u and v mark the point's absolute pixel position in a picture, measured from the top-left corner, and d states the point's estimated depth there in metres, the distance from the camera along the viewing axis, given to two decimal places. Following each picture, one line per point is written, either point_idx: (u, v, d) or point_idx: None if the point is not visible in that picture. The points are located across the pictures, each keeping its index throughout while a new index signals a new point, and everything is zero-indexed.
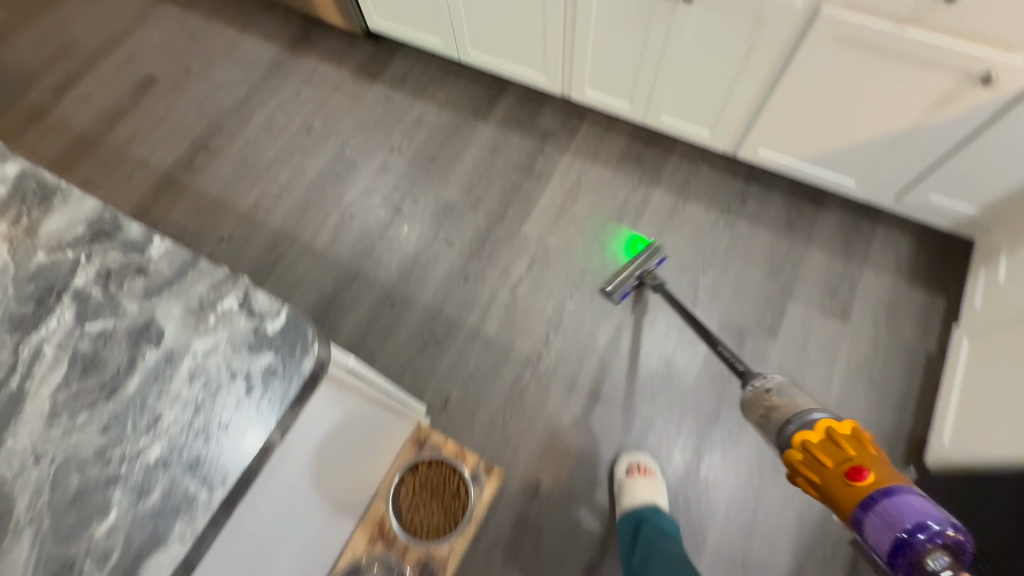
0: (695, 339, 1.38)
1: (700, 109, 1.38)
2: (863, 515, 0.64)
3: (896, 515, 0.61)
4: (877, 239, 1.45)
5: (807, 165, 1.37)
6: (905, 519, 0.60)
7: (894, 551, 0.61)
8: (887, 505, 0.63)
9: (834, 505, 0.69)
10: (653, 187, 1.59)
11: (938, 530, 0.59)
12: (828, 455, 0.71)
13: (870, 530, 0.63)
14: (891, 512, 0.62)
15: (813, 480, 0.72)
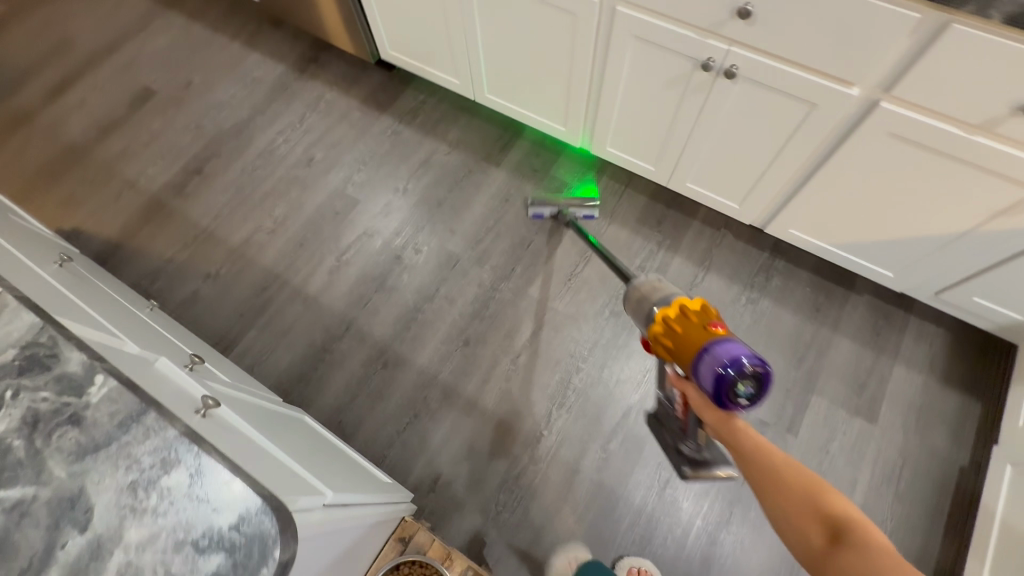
0: None
1: (731, 182, 1.28)
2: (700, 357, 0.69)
3: (720, 356, 0.67)
4: (910, 331, 1.36)
5: (841, 251, 1.27)
6: (726, 357, 0.66)
7: (717, 385, 0.66)
8: (713, 349, 0.68)
9: (678, 363, 0.74)
10: (672, 254, 1.49)
11: (752, 365, 0.65)
12: (678, 320, 0.76)
13: (700, 378, 0.69)
14: (719, 353, 0.67)
15: (666, 338, 0.76)
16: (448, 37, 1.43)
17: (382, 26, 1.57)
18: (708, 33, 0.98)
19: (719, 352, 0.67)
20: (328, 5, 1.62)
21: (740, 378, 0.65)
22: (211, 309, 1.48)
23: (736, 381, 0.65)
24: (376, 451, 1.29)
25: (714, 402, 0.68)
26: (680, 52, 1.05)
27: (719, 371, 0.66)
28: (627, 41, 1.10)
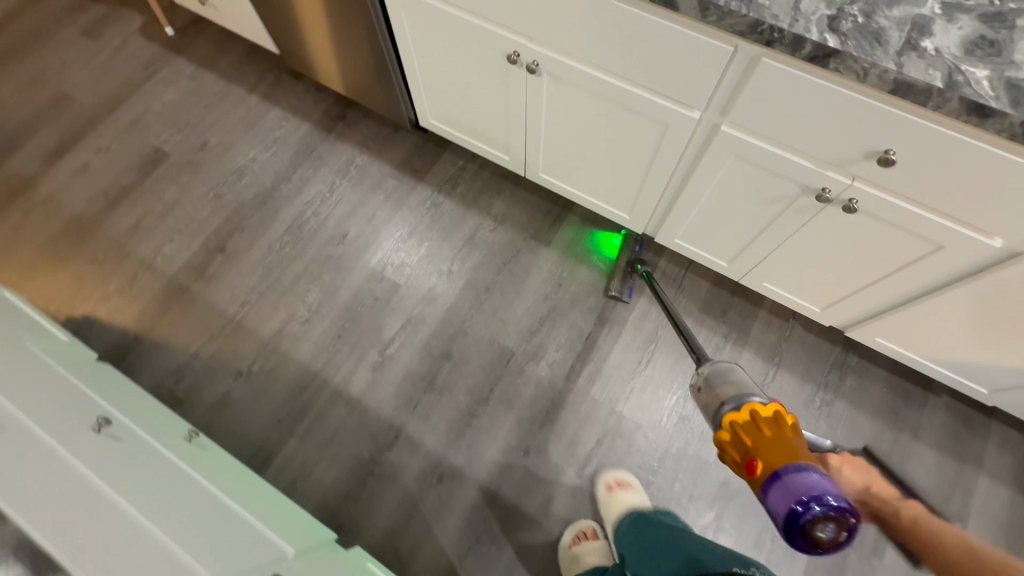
0: (792, 552, 1.21)
1: (816, 289, 1.20)
2: (768, 491, 0.63)
3: (798, 491, 0.60)
4: (993, 437, 1.30)
5: (931, 363, 1.20)
6: (806, 492, 0.60)
7: (790, 524, 0.60)
8: (792, 478, 0.61)
9: (745, 484, 0.68)
10: (740, 348, 1.41)
11: (837, 510, 0.59)
12: (748, 429, 0.70)
13: (773, 510, 0.62)
14: (800, 485, 0.60)
15: (729, 456, 0.72)
16: (503, 119, 1.30)
17: (424, 97, 1.43)
18: (829, 166, 0.88)
19: (801, 488, 0.60)
20: (363, 70, 1.48)
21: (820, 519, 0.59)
22: (246, 414, 1.36)
23: (818, 521, 0.59)
24: None
25: (786, 538, 0.61)
26: (790, 177, 0.94)
27: (798, 509, 0.59)
28: (723, 157, 1.00)
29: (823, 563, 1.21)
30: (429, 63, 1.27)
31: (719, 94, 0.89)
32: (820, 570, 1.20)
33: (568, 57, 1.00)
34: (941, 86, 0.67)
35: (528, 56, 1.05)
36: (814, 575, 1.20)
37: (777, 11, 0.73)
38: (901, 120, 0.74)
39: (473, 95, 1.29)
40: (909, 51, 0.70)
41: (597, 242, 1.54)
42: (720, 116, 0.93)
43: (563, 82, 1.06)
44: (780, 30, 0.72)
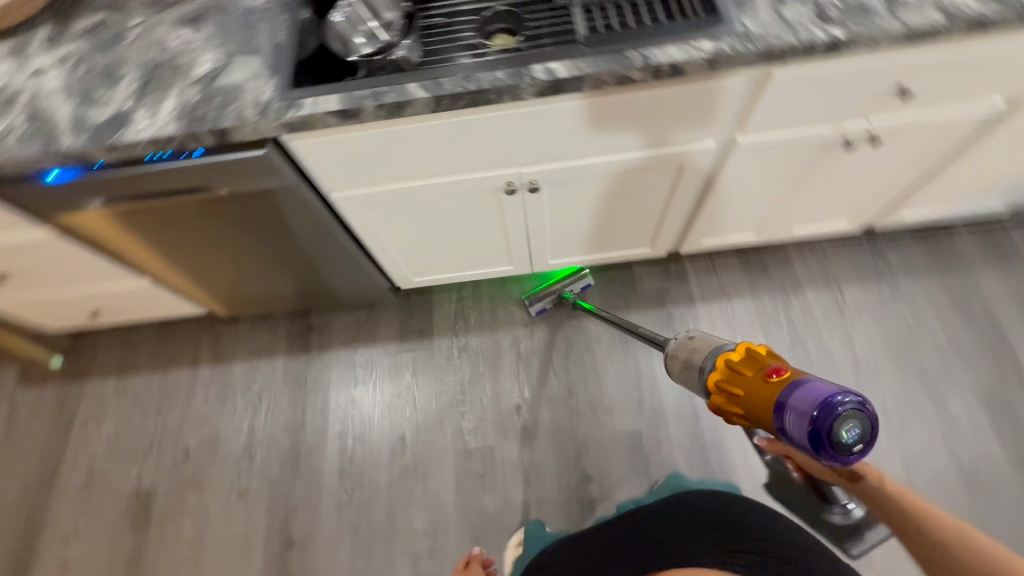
0: (974, 427, 1.28)
1: (843, 210, 1.27)
2: (780, 413, 0.54)
3: (806, 400, 0.52)
4: (1013, 231, 1.48)
5: (957, 208, 1.32)
6: (816, 395, 0.51)
7: (812, 439, 0.51)
8: (799, 389, 0.53)
9: (753, 419, 0.60)
10: (801, 292, 1.47)
11: (853, 403, 0.50)
12: (742, 368, 0.62)
13: (790, 430, 0.53)
14: (810, 391, 0.52)
15: (730, 399, 0.63)
16: (501, 241, 1.24)
17: (402, 265, 1.32)
18: (847, 119, 0.93)
19: (810, 393, 0.52)
20: (321, 278, 1.33)
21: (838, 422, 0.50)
22: None
23: (838, 428, 0.50)
24: None
25: (819, 459, 0.51)
26: (812, 145, 0.99)
27: (810, 417, 0.50)
28: (744, 162, 1.02)
29: (1000, 416, 1.29)
30: (404, 236, 1.17)
31: (731, 117, 0.90)
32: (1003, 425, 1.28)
33: (566, 160, 0.97)
34: (944, 20, 0.74)
35: (523, 180, 1.01)
36: (1003, 432, 1.28)
37: (778, 33, 0.75)
38: (909, 58, 0.80)
39: (461, 238, 1.21)
40: (897, 6, 0.75)
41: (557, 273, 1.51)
42: (733, 132, 0.95)
43: (566, 181, 1.03)
44: (791, 46, 0.75)
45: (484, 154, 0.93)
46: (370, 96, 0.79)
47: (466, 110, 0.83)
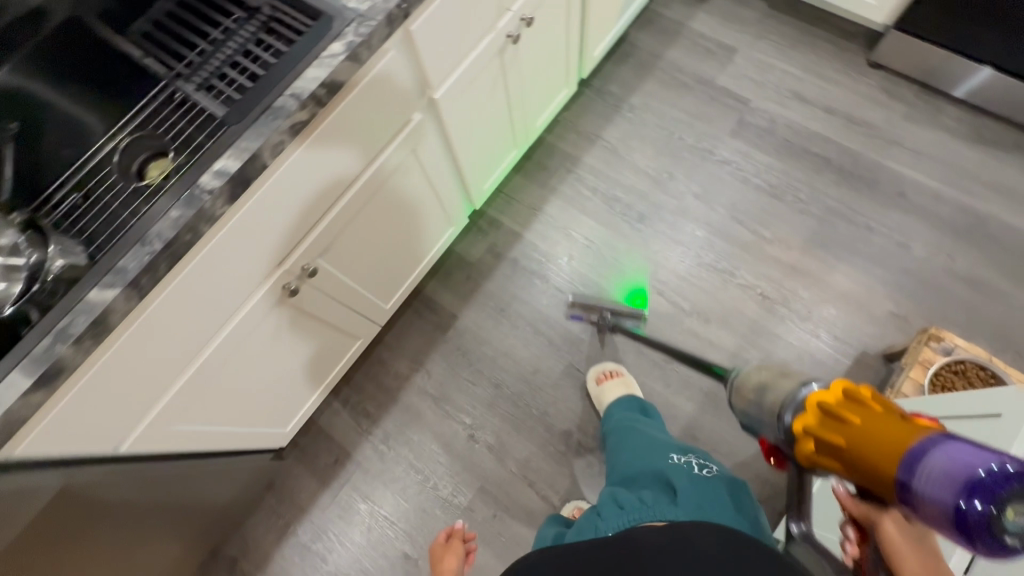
0: (748, 157, 1.54)
1: (553, 83, 1.38)
2: (908, 472, 0.44)
3: (947, 462, 0.41)
4: (662, 10, 1.75)
5: (617, 21, 1.54)
6: (953, 481, 0.40)
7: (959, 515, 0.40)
8: (927, 461, 0.42)
9: (865, 475, 0.48)
10: (580, 162, 1.59)
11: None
12: (834, 424, 0.52)
13: (918, 495, 0.43)
14: (943, 466, 0.41)
15: (828, 451, 0.52)
16: (331, 330, 1.14)
17: (265, 429, 1.15)
18: (497, 21, 0.99)
19: (940, 471, 0.41)
20: (197, 513, 1.11)
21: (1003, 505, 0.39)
22: None
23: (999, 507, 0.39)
24: None
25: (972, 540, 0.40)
26: (490, 57, 1.04)
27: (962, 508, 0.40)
28: (454, 109, 1.04)
29: (755, 136, 1.56)
30: (239, 406, 1.02)
31: (414, 86, 0.90)
32: (760, 140, 1.55)
33: (318, 223, 0.91)
34: None
35: (296, 271, 0.92)
36: (764, 144, 1.55)
37: None
38: None
39: (294, 360, 1.09)
40: None
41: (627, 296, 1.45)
42: (426, 96, 0.95)
43: (333, 240, 0.96)
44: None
45: (241, 281, 0.82)
46: (57, 339, 0.62)
47: (185, 259, 0.71)
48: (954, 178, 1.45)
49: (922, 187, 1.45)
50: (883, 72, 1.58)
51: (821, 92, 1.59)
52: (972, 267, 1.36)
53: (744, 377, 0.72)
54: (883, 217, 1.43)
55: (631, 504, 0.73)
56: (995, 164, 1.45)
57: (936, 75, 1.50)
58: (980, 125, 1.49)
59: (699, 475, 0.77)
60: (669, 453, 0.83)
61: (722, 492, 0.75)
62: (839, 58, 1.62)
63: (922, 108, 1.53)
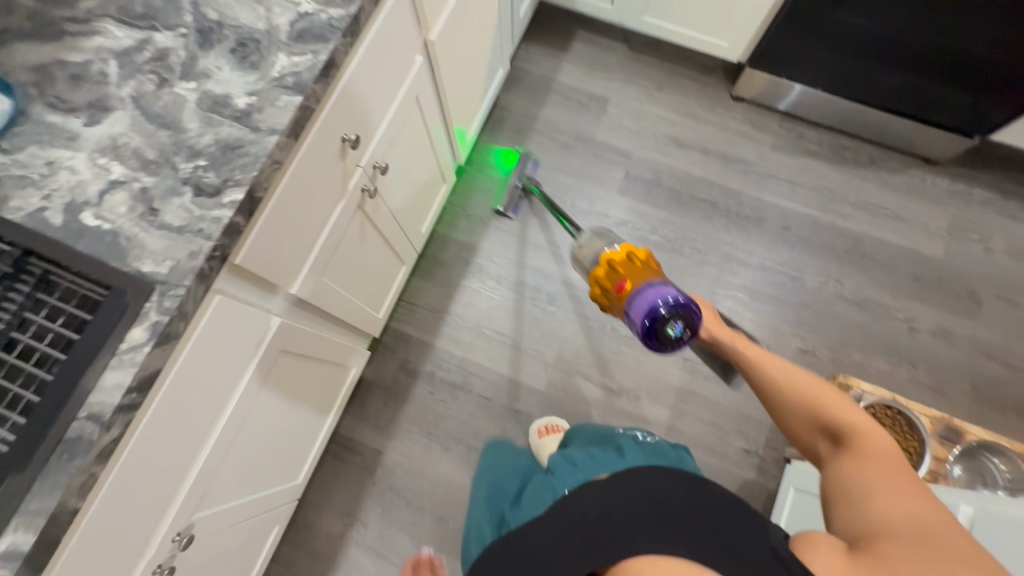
0: (641, 214, 1.54)
1: (430, 190, 1.27)
2: (629, 308, 0.81)
3: (647, 301, 0.78)
4: (528, 66, 1.68)
5: (484, 97, 1.44)
6: (643, 311, 0.78)
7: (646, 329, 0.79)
8: (638, 300, 0.79)
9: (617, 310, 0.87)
10: (477, 249, 1.51)
11: (676, 307, 0.76)
12: (606, 272, 0.88)
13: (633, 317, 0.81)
14: (644, 302, 0.78)
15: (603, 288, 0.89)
16: (234, 553, 0.97)
17: None
18: (346, 186, 0.86)
19: (644, 303, 0.79)
20: None
21: (666, 318, 0.77)
22: None
23: (665, 322, 0.77)
24: None
25: (647, 341, 0.80)
26: (347, 219, 0.91)
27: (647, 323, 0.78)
28: (317, 286, 0.90)
29: (643, 190, 1.56)
30: None
31: (257, 298, 0.76)
32: (649, 193, 1.56)
33: (179, 486, 0.73)
34: (303, 96, 0.65)
35: (166, 549, 0.75)
36: (653, 197, 1.55)
37: (186, 247, 0.60)
38: (322, 128, 0.72)
39: None
40: (254, 114, 0.64)
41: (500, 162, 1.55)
42: (279, 294, 0.81)
43: (207, 488, 0.80)
44: (216, 246, 0.60)
45: None
46: None
47: None
48: (825, 202, 1.53)
49: (799, 217, 1.52)
50: (747, 105, 1.63)
51: (695, 133, 1.61)
52: (856, 287, 1.45)
53: (580, 240, 1.13)
54: (772, 253, 1.50)
55: (578, 461, 0.63)
56: (855, 182, 1.55)
57: (794, 103, 1.56)
58: (838, 145, 1.59)
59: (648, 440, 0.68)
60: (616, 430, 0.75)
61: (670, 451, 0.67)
62: (706, 95, 1.64)
63: (787, 135, 1.60)
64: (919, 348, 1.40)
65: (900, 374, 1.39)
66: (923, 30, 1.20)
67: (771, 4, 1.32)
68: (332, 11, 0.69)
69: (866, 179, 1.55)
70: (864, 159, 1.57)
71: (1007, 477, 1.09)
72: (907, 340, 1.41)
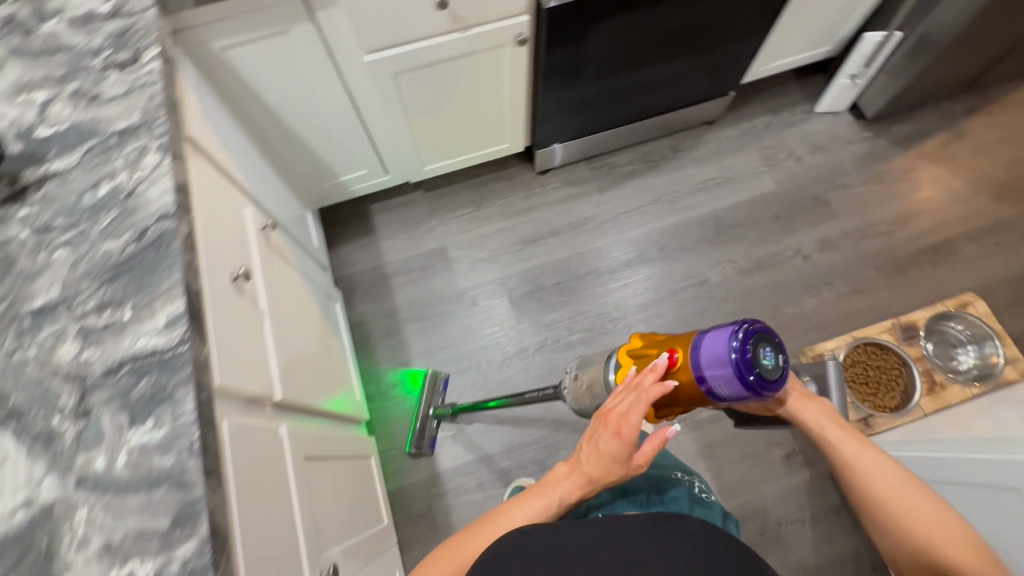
0: (549, 326, 1.49)
1: (365, 485, 1.08)
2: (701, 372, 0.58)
3: (716, 345, 0.56)
4: (351, 270, 1.55)
5: (344, 342, 1.28)
6: (721, 355, 0.56)
7: (739, 372, 0.54)
8: (705, 354, 0.57)
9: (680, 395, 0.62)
10: (441, 474, 1.35)
11: (751, 330, 0.56)
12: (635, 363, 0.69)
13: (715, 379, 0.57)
14: (713, 351, 0.56)
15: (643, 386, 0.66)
16: None
17: None
18: None
19: (713, 350, 0.56)
20: None
21: (751, 349, 0.55)
22: None
23: (756, 357, 0.55)
24: (814, 517, 1.30)
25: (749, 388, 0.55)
26: None
27: (703, 384, 0.58)
28: None
29: (533, 304, 1.52)
30: None
31: None
32: (541, 303, 1.52)
33: None
34: None
35: None
36: (547, 303, 1.52)
37: None
38: None
39: None
40: None
41: (408, 385, 1.44)
42: None
43: None
44: None
45: None
46: None
47: None
48: (671, 207, 1.62)
49: (664, 232, 1.60)
50: (554, 172, 1.67)
51: (535, 224, 1.60)
52: (743, 257, 1.56)
53: (572, 384, 0.88)
54: (669, 277, 1.54)
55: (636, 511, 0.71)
56: (677, 175, 1.66)
57: (589, 150, 1.63)
58: (643, 155, 1.69)
59: (702, 497, 0.75)
60: (678, 471, 0.82)
61: (706, 505, 0.74)
62: (517, 186, 1.65)
63: (602, 174, 1.67)
64: (820, 267, 1.55)
65: (824, 299, 1.52)
66: (651, 54, 1.30)
67: (524, 99, 1.34)
68: (180, 546, 0.50)
69: (682, 167, 1.67)
70: (668, 153, 1.69)
71: (968, 332, 1.28)
72: (806, 269, 1.55)
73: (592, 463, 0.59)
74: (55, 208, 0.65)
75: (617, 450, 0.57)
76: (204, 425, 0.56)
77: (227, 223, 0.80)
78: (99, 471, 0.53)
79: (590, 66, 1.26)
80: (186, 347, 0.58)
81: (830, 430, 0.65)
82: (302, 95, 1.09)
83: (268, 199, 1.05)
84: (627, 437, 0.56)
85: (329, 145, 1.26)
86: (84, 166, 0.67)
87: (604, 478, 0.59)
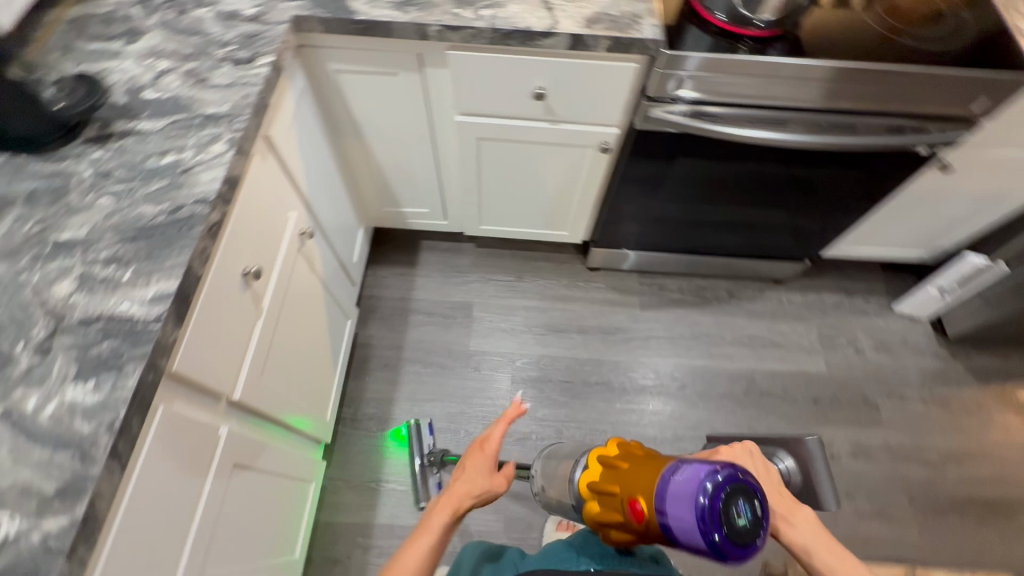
0: (540, 421, 1.43)
1: (292, 510, 1.04)
2: (660, 507, 0.43)
3: (688, 477, 0.42)
4: (379, 292, 1.58)
5: (338, 361, 1.28)
6: (688, 494, 0.41)
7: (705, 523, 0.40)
8: (670, 487, 0.43)
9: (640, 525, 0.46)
10: (375, 526, 1.29)
11: (733, 476, 0.41)
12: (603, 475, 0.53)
13: (673, 521, 0.42)
14: (681, 486, 0.42)
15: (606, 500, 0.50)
16: None
17: None
18: None
19: (683, 486, 0.42)
20: None
21: (728, 500, 0.41)
22: None
23: (730, 511, 0.40)
24: None
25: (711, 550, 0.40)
26: None
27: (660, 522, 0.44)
28: None
29: (533, 392, 1.47)
30: None
31: None
32: (541, 395, 1.47)
33: None
34: None
35: None
36: (546, 397, 1.46)
37: None
38: None
39: None
40: None
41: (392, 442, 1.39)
42: None
43: None
44: None
45: None
46: None
47: None
48: (707, 349, 1.55)
49: (690, 372, 1.51)
50: (604, 273, 1.65)
51: (565, 315, 1.58)
52: (764, 429, 1.44)
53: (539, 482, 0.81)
54: (679, 420, 1.45)
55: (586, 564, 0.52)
56: (724, 321, 1.59)
57: (645, 265, 1.61)
58: (697, 288, 1.64)
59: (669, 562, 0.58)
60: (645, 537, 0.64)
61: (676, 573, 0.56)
62: (563, 273, 1.64)
63: (649, 292, 1.63)
64: (845, 474, 1.39)
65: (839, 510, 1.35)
66: (731, 199, 1.29)
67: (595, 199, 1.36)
68: (50, 520, 0.49)
69: (732, 315, 1.60)
70: (723, 296, 1.63)
71: None
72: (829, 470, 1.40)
73: (465, 474, 0.57)
74: (122, 160, 0.71)
75: (483, 461, 0.59)
76: (134, 408, 0.56)
77: (264, 220, 0.83)
78: (26, 412, 0.54)
79: (667, 192, 1.26)
80: (157, 326, 0.59)
81: (821, 556, 0.51)
82: (392, 129, 1.16)
83: (321, 207, 1.10)
84: (486, 450, 0.59)
85: (401, 178, 1.32)
86: (164, 133, 0.73)
87: (478, 490, 0.56)
